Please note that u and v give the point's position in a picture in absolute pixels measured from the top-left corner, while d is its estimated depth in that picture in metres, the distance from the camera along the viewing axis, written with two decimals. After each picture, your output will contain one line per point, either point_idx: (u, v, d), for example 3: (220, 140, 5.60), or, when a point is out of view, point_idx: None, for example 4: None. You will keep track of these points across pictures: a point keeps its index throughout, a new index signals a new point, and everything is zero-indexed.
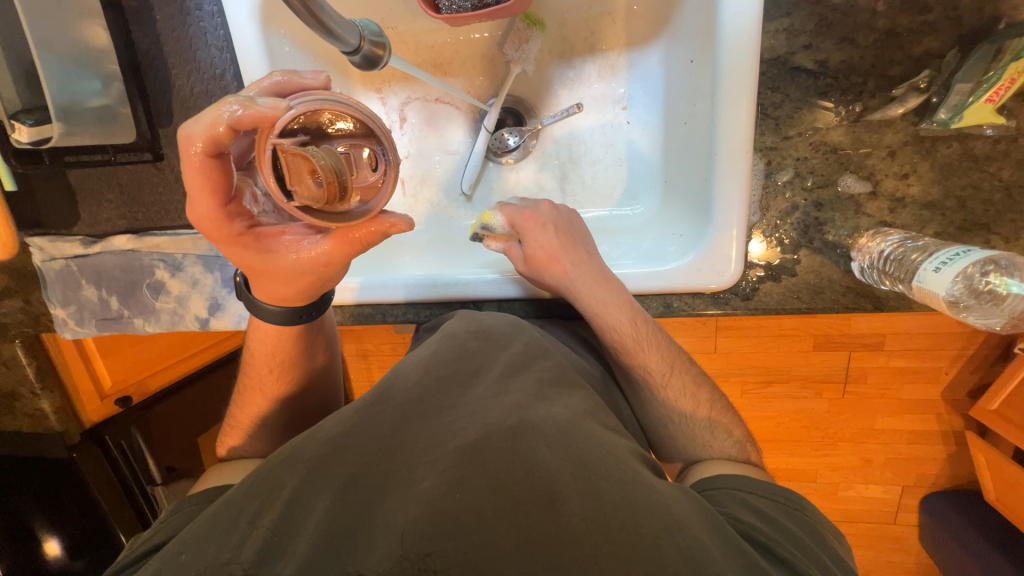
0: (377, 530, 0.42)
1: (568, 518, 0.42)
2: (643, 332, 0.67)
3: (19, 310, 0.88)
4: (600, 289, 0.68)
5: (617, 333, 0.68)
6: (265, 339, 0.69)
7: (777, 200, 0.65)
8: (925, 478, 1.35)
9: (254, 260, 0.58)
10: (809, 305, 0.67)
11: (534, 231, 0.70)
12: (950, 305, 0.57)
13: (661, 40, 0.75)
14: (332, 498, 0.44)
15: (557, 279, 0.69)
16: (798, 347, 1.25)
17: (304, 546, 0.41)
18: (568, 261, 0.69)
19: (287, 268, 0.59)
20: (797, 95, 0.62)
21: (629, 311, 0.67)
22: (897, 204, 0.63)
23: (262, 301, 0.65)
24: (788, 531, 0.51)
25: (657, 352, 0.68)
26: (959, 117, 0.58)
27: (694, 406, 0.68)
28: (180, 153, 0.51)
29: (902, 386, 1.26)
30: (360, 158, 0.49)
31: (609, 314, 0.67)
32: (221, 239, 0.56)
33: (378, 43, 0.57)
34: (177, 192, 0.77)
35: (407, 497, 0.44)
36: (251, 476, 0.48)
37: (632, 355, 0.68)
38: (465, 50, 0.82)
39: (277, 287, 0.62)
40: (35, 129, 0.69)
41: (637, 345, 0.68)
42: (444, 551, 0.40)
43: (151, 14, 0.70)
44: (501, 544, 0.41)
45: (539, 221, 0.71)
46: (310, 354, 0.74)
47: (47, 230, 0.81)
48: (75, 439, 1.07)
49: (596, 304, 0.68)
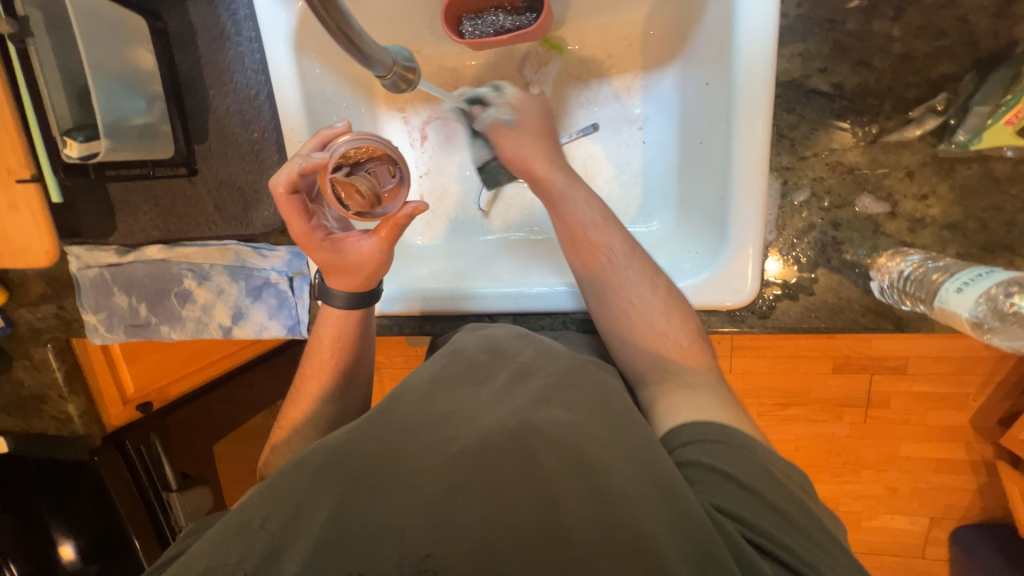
0: (378, 530, 0.42)
1: (568, 520, 0.42)
2: (664, 300, 0.63)
3: (54, 316, 0.95)
4: (620, 236, 0.66)
5: (634, 295, 0.63)
6: (337, 322, 0.69)
7: (794, 219, 0.65)
8: (955, 510, 1.29)
9: (334, 259, 0.65)
10: (828, 324, 0.66)
11: (558, 164, 0.71)
12: (975, 327, 0.55)
13: (677, 63, 0.77)
14: (334, 499, 0.44)
15: (576, 210, 0.67)
16: (819, 368, 1.22)
17: (309, 543, 0.42)
18: (608, 239, 0.65)
19: (359, 261, 0.65)
20: (813, 116, 0.63)
21: (650, 270, 0.64)
22: (916, 225, 0.62)
23: (335, 288, 0.68)
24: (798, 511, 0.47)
25: (677, 334, 0.61)
26: (979, 139, 0.57)
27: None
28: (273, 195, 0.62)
29: (928, 411, 1.22)
30: (383, 171, 0.63)
31: (627, 266, 0.64)
32: (309, 248, 0.64)
33: (409, 67, 0.60)
34: (208, 205, 0.81)
35: (410, 500, 0.44)
36: (262, 485, 0.48)
37: (641, 336, 0.62)
38: (486, 72, 0.85)
39: (344, 279, 0.67)
40: (84, 146, 0.70)
41: (650, 317, 0.63)
42: (445, 553, 0.41)
43: (193, 40, 0.76)
44: (507, 551, 0.41)
45: (582, 194, 0.68)
46: (370, 343, 0.72)
47: (85, 239, 0.86)
48: (97, 442, 1.10)
49: (613, 247, 0.65)
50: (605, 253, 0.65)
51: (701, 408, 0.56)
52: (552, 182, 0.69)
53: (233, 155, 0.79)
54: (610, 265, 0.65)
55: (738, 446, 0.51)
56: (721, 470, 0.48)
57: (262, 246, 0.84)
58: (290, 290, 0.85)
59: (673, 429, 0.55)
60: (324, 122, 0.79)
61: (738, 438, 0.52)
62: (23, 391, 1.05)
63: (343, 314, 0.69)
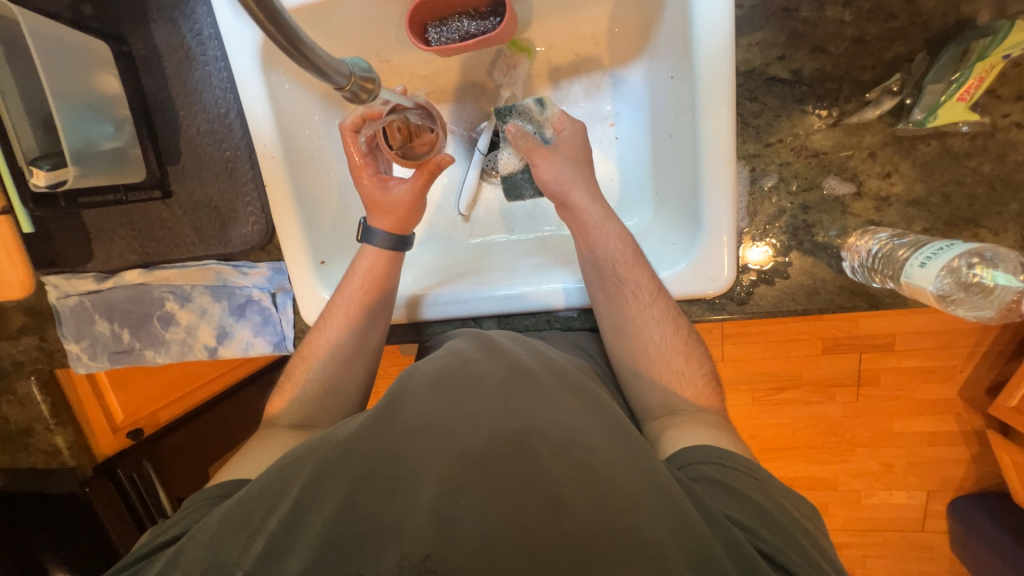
0: (379, 535, 0.41)
1: (569, 521, 0.41)
2: (681, 341, 0.65)
3: (35, 347, 0.94)
4: (649, 273, 0.67)
5: (657, 332, 0.65)
6: (374, 265, 0.72)
7: (764, 204, 0.66)
8: (948, 481, 1.31)
9: (376, 194, 0.74)
10: (805, 306, 0.67)
11: (594, 195, 0.71)
12: (939, 300, 0.57)
13: (643, 58, 0.78)
14: (339, 499, 0.43)
15: (608, 244, 0.68)
16: (807, 350, 1.24)
17: (312, 542, 0.41)
18: (637, 275, 0.66)
19: (397, 200, 0.73)
20: (775, 103, 0.64)
21: (672, 308, 0.66)
22: (882, 203, 0.64)
23: (376, 226, 0.73)
24: (804, 534, 0.48)
25: (688, 376, 0.64)
26: (933, 116, 0.60)
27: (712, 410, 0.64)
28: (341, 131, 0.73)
29: (916, 386, 1.24)
30: (426, 126, 0.74)
31: (652, 305, 0.65)
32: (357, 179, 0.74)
33: (368, 77, 0.61)
34: (185, 227, 0.81)
35: (414, 502, 0.43)
36: (266, 477, 0.48)
37: (654, 371, 0.65)
38: (457, 78, 0.86)
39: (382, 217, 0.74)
40: (52, 173, 0.70)
41: (666, 356, 0.65)
42: (447, 553, 0.39)
43: (159, 62, 0.76)
44: (503, 546, 0.40)
45: (614, 228, 0.69)
46: (360, 356, 0.71)
47: (62, 268, 0.85)
48: (87, 474, 1.06)
49: (641, 283, 0.66)
50: (632, 285, 0.66)
51: (716, 437, 0.57)
52: (586, 213, 0.70)
53: (207, 175, 0.79)
54: (634, 300, 0.66)
55: (753, 475, 0.52)
56: (728, 486, 0.50)
57: (242, 264, 0.84)
58: (274, 306, 0.85)
59: (692, 447, 0.55)
60: (296, 137, 0.79)
61: (753, 469, 0.53)
62: (9, 426, 1.01)
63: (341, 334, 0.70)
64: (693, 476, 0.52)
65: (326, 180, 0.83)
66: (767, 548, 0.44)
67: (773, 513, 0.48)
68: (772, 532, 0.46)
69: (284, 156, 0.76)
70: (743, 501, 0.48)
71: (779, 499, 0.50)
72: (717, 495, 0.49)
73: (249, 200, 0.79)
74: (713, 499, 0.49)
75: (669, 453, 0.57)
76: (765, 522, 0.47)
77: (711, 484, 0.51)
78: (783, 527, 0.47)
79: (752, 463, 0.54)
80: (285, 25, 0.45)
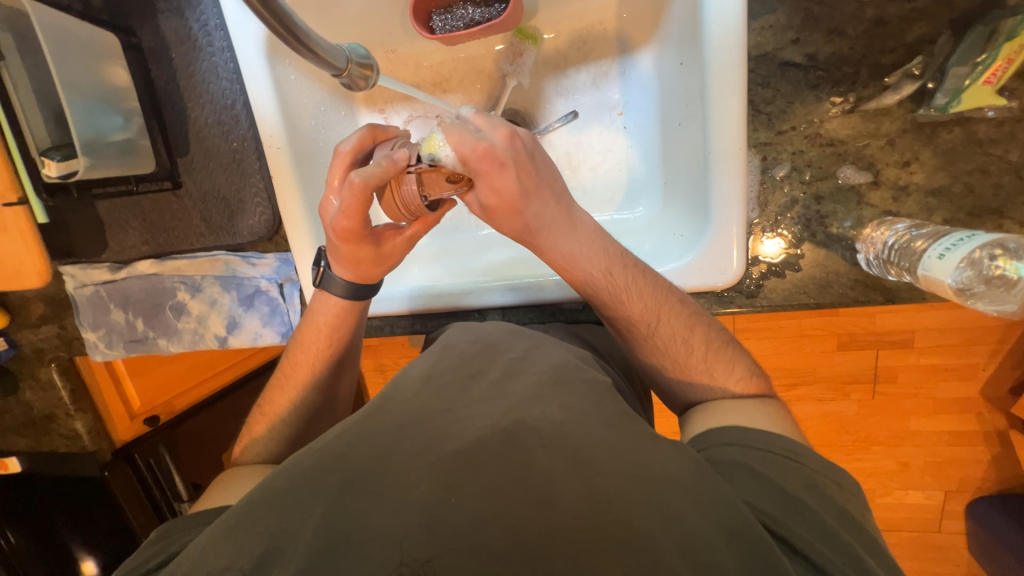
0: (372, 532, 0.39)
1: (561, 516, 0.40)
2: (700, 360, 0.61)
3: (55, 336, 0.97)
4: (641, 304, 0.61)
5: (669, 358, 0.62)
6: (336, 314, 0.70)
7: (775, 195, 0.64)
8: (968, 482, 1.28)
9: (366, 250, 0.64)
10: (817, 300, 0.65)
11: (557, 237, 0.61)
12: (959, 293, 0.54)
13: (652, 45, 0.76)
14: (326, 504, 0.41)
15: (587, 289, 0.63)
16: (821, 347, 1.21)
17: (301, 550, 0.39)
18: (632, 305, 0.61)
19: (392, 252, 0.66)
20: (788, 90, 0.62)
21: (680, 332, 0.61)
22: (900, 193, 0.61)
23: (336, 273, 0.68)
24: (834, 516, 0.46)
25: (716, 386, 0.60)
26: (957, 101, 0.57)
27: (731, 385, 0.60)
28: (359, 187, 0.56)
29: (936, 385, 1.20)
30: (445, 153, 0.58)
31: (657, 333, 0.62)
32: (352, 235, 0.62)
33: (365, 64, 0.60)
34: (194, 217, 0.82)
35: (400, 502, 0.41)
36: (252, 489, 0.46)
37: (670, 379, 0.63)
38: (463, 68, 0.85)
39: (368, 271, 0.67)
40: (63, 164, 0.70)
41: (687, 373, 0.62)
42: (445, 556, 0.37)
43: (167, 53, 0.77)
44: (494, 544, 0.38)
45: (586, 257, 0.61)
46: (337, 381, 0.73)
47: (78, 259, 0.87)
48: (107, 458, 1.10)
49: (634, 319, 0.62)
50: (626, 316, 0.62)
51: (743, 419, 0.55)
52: (556, 264, 0.63)
53: (215, 166, 0.80)
54: (636, 331, 0.63)
55: (781, 455, 0.50)
56: (754, 471, 0.49)
57: (250, 255, 0.84)
58: (281, 297, 0.86)
59: (716, 432, 0.55)
60: (302, 128, 0.79)
61: (783, 448, 0.51)
62: (32, 412, 1.04)
63: (310, 365, 0.70)
64: (716, 458, 0.51)
65: None
66: (786, 534, 0.43)
67: (800, 497, 0.46)
68: (789, 517, 0.45)
69: (289, 147, 0.76)
70: (764, 485, 0.47)
71: (814, 482, 0.48)
72: (740, 480, 0.48)
73: (255, 192, 0.80)
74: (734, 481, 0.48)
75: (692, 437, 0.57)
76: (786, 509, 0.45)
77: (732, 466, 0.50)
78: (804, 509, 0.45)
79: (784, 441, 0.52)
80: (281, 12, 0.46)
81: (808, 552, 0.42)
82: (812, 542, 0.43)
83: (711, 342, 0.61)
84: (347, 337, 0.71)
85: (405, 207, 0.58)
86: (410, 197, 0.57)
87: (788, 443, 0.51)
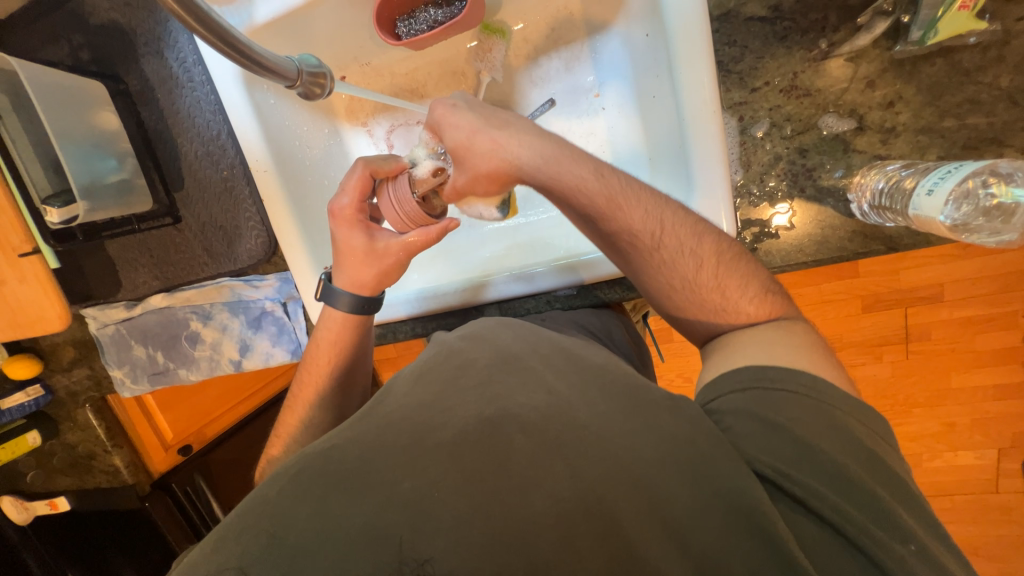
0: (354, 531, 0.39)
1: (544, 498, 0.40)
2: (711, 275, 0.56)
3: (86, 377, 1.01)
4: (642, 212, 0.57)
5: (678, 275, 0.57)
6: (337, 331, 0.71)
7: (757, 153, 0.63)
8: (1021, 436, 1.21)
9: (355, 241, 0.66)
10: (815, 257, 0.63)
11: (534, 152, 0.58)
12: (953, 229, 0.52)
13: (619, 21, 0.75)
14: (309, 508, 0.41)
15: (578, 200, 0.58)
16: (842, 310, 1.17)
17: (286, 556, 0.39)
18: (630, 210, 0.57)
19: (377, 255, 0.66)
20: (755, 44, 0.61)
21: (687, 241, 0.56)
22: (888, 135, 0.59)
23: (340, 290, 0.69)
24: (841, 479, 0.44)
25: (731, 306, 0.56)
26: (935, 32, 0.54)
27: (747, 306, 0.56)
28: (359, 166, 0.65)
29: (972, 336, 1.15)
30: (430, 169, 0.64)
31: (663, 249, 0.57)
32: (343, 217, 0.66)
33: (318, 74, 0.61)
34: (196, 248, 0.85)
35: (383, 499, 0.41)
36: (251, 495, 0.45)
37: (684, 303, 0.58)
38: (437, 71, 0.86)
39: (359, 270, 0.68)
40: (64, 210, 0.74)
41: (697, 293, 0.57)
42: (443, 550, 0.38)
43: (153, 94, 0.80)
44: (478, 533, 0.39)
45: (569, 158, 0.58)
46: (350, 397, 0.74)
47: (96, 300, 0.91)
48: (146, 490, 1.15)
49: (636, 229, 0.57)
50: (626, 228, 0.57)
51: (758, 354, 0.52)
52: (540, 181, 0.58)
53: (210, 197, 0.83)
54: (642, 251, 0.57)
55: (801, 393, 0.48)
56: (768, 420, 0.46)
57: (252, 277, 0.87)
58: (286, 316, 0.89)
59: (723, 375, 0.52)
60: (286, 149, 0.80)
61: (797, 384, 0.48)
62: (75, 451, 1.09)
63: (320, 384, 0.71)
64: (725, 411, 0.49)
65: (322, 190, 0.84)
66: (800, 492, 0.42)
67: (817, 445, 0.44)
68: (803, 471, 0.43)
69: (276, 168, 0.78)
70: (782, 435, 0.45)
71: (836, 421, 0.46)
72: (760, 435, 0.46)
73: (249, 216, 0.82)
74: (743, 440, 0.46)
75: (707, 382, 0.55)
76: (799, 463, 0.44)
77: (743, 416, 0.48)
78: (823, 461, 0.44)
79: (803, 376, 0.49)
80: (219, 27, 0.46)
81: (824, 510, 0.41)
82: (829, 497, 0.42)
83: (721, 253, 0.57)
84: (360, 352, 0.73)
85: (401, 210, 0.62)
86: (403, 197, 0.61)
87: (805, 377, 0.48)
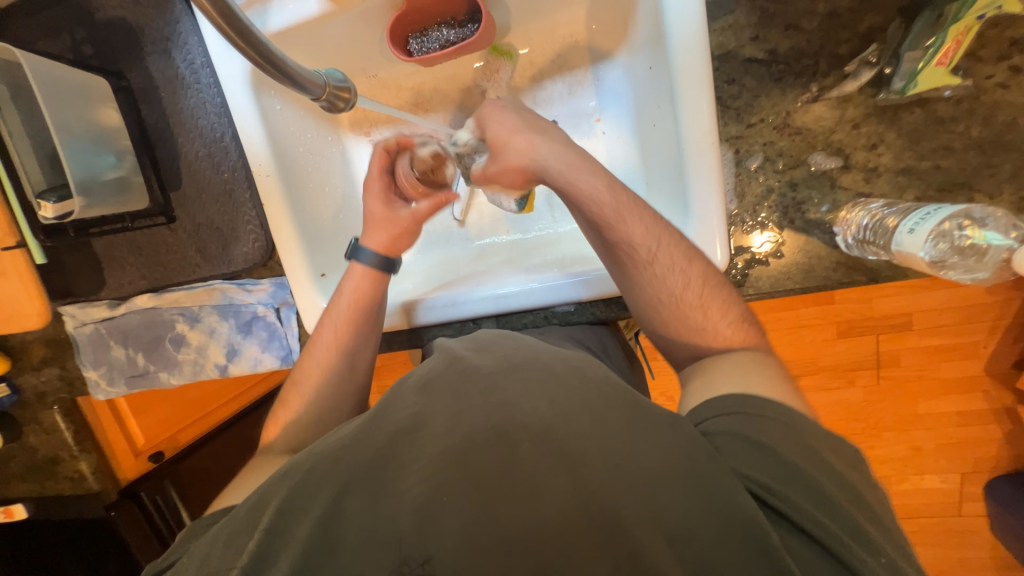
0: None
1: (548, 508, 0.41)
2: (695, 296, 0.60)
3: (57, 377, 0.97)
4: (644, 227, 0.60)
5: (667, 290, 0.60)
6: (338, 334, 0.70)
7: (751, 185, 0.66)
8: (982, 462, 1.27)
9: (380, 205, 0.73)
10: (802, 284, 0.66)
11: (558, 154, 0.63)
12: (933, 265, 0.57)
13: (622, 52, 0.79)
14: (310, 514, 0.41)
15: (588, 206, 0.61)
16: (820, 335, 1.22)
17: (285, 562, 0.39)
18: (633, 223, 0.60)
19: (395, 220, 0.73)
20: (752, 84, 0.65)
21: (679, 261, 0.60)
22: (871, 174, 0.63)
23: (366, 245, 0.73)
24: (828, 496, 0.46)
25: (709, 327, 0.60)
26: (914, 83, 0.59)
27: (724, 329, 0.60)
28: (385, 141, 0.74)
29: (939, 365, 1.21)
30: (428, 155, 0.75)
31: (656, 263, 0.60)
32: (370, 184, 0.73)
33: (342, 87, 0.62)
34: (189, 249, 0.84)
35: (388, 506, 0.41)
36: (248, 503, 0.47)
37: (665, 318, 0.62)
38: (443, 87, 0.88)
39: (379, 232, 0.73)
40: (58, 205, 0.72)
41: (680, 309, 0.61)
42: (446, 554, 0.38)
43: (156, 93, 0.80)
44: (484, 543, 0.39)
45: (586, 167, 0.62)
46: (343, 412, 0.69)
47: (77, 298, 0.88)
48: (112, 497, 1.09)
49: (636, 242, 0.60)
50: (625, 240, 0.60)
51: (739, 383, 0.54)
52: (558, 184, 0.62)
53: (207, 199, 0.82)
54: (636, 262, 0.61)
55: (782, 421, 0.50)
56: (756, 442, 0.48)
57: (246, 281, 0.86)
58: (278, 321, 0.87)
59: (711, 400, 0.54)
60: (289, 155, 0.81)
61: (777, 411, 0.51)
62: (37, 455, 1.04)
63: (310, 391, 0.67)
64: (714, 431, 0.51)
65: (324, 197, 0.85)
66: (786, 510, 0.44)
67: (800, 467, 0.46)
68: (791, 490, 0.45)
69: (278, 174, 0.78)
70: (768, 457, 0.47)
71: (812, 447, 0.48)
72: (748, 456, 0.47)
73: (248, 219, 0.82)
74: (732, 458, 0.48)
75: (692, 407, 0.56)
76: (786, 483, 0.45)
77: (732, 438, 0.49)
78: (806, 482, 0.45)
79: (778, 404, 0.51)
80: (251, 35, 0.47)
81: (812, 529, 0.43)
82: (813, 513, 0.43)
83: (708, 278, 0.60)
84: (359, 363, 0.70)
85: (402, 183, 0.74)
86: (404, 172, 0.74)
87: (784, 407, 0.51)
